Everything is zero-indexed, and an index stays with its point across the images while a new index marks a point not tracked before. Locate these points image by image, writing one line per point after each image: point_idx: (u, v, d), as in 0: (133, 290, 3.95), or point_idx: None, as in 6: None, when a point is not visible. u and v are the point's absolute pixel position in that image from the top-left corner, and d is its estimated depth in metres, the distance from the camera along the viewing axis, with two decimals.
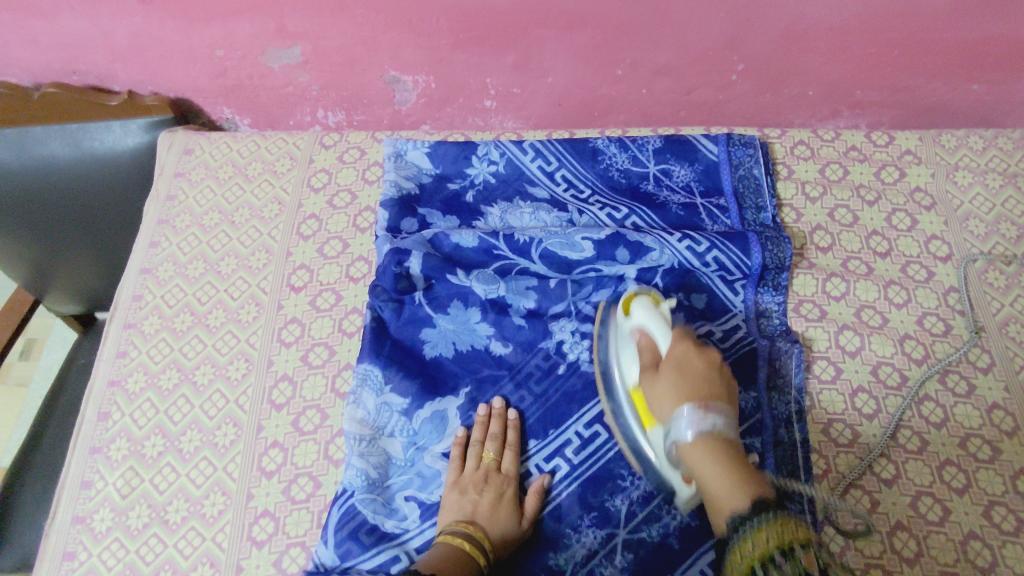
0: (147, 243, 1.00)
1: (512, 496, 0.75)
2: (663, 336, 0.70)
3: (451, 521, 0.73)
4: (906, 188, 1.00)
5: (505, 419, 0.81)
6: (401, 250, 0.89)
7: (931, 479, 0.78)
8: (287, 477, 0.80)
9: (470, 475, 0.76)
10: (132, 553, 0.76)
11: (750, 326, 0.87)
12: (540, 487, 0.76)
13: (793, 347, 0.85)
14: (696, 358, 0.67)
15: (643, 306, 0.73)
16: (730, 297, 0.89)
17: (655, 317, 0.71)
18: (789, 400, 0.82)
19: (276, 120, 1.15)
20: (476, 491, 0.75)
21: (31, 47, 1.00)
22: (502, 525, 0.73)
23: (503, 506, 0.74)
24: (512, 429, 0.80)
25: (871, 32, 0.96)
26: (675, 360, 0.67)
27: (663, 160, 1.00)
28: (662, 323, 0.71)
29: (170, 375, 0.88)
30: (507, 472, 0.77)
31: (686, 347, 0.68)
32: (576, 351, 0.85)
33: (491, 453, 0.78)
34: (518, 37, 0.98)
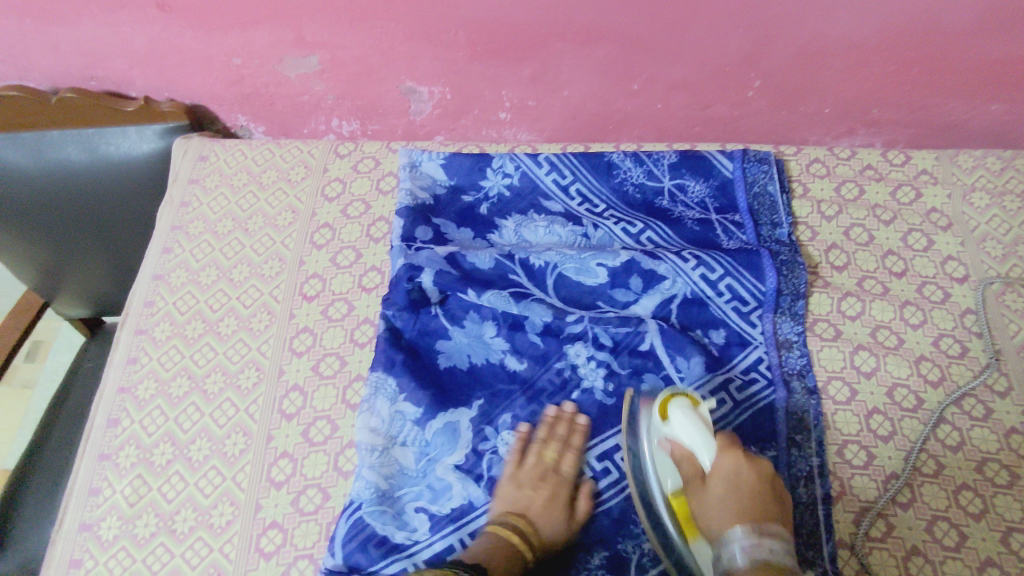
0: (160, 249, 0.99)
1: (565, 496, 0.75)
2: (706, 447, 0.68)
3: (504, 513, 0.73)
4: (922, 208, 1.00)
5: (574, 421, 0.80)
6: (416, 264, 0.89)
7: (947, 504, 0.77)
8: (296, 488, 0.79)
9: (529, 473, 0.76)
10: (138, 562, 0.76)
11: (771, 358, 0.85)
12: (591, 490, 0.76)
13: (809, 400, 0.83)
14: (747, 471, 0.66)
15: (682, 411, 0.70)
16: (748, 330, 0.87)
17: (698, 424, 0.70)
18: (810, 457, 0.79)
19: (290, 128, 1.15)
20: (532, 489, 0.75)
21: (51, 54, 1.01)
22: (554, 527, 0.73)
23: (556, 506, 0.74)
24: (581, 433, 0.79)
25: (889, 50, 0.96)
26: (727, 476, 0.66)
27: (678, 175, 1.00)
28: (704, 432, 0.69)
29: (181, 383, 0.87)
30: (566, 473, 0.76)
31: (733, 456, 0.67)
32: (592, 378, 0.83)
33: (552, 451, 0.77)
34: (536, 49, 0.98)
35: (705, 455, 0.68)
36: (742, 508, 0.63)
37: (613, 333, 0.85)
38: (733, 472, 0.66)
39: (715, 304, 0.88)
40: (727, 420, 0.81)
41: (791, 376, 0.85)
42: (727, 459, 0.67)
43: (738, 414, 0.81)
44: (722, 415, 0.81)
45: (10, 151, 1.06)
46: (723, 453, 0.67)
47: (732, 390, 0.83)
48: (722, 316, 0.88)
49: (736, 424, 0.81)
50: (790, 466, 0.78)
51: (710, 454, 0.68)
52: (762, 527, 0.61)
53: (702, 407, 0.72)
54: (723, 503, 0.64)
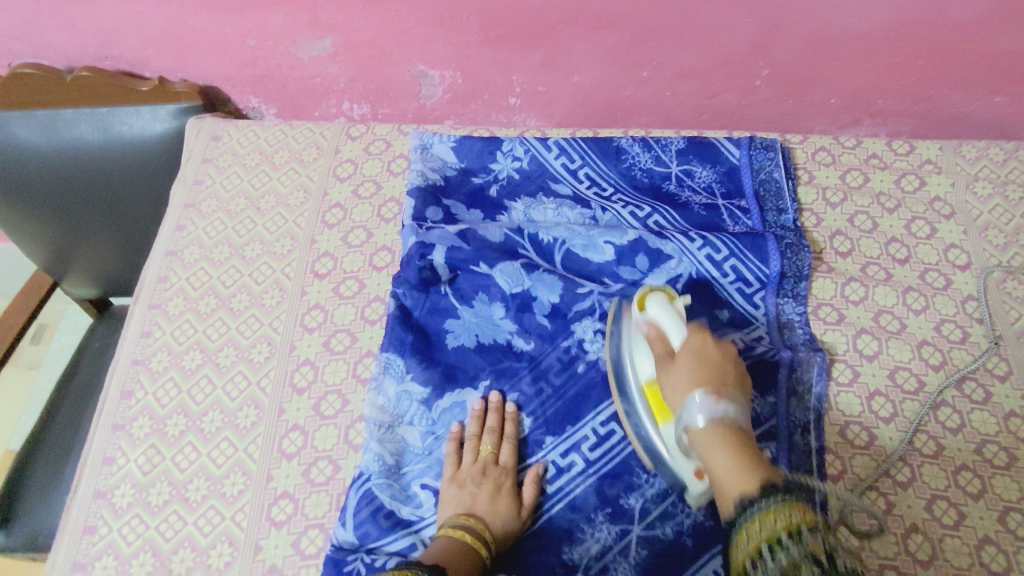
0: (173, 226, 1.01)
1: (510, 487, 0.76)
2: (677, 330, 0.71)
3: (451, 514, 0.73)
4: (926, 197, 1.01)
5: (503, 412, 0.81)
6: (428, 243, 0.90)
7: (947, 484, 0.78)
8: (307, 459, 0.80)
9: (468, 469, 0.77)
10: (151, 529, 0.77)
11: (774, 337, 0.87)
12: (536, 476, 0.77)
13: (815, 355, 0.85)
14: (711, 346, 0.67)
15: (658, 301, 0.74)
16: (752, 311, 0.89)
17: (674, 315, 0.72)
18: (809, 409, 0.82)
19: (301, 110, 1.17)
20: (475, 485, 0.75)
21: (67, 32, 1.02)
22: (503, 517, 0.73)
23: (501, 498, 0.74)
24: (511, 423, 0.80)
25: (897, 40, 0.97)
26: (692, 354, 0.67)
27: (686, 161, 1.01)
28: (678, 321, 0.72)
29: (193, 356, 0.88)
30: (505, 464, 0.77)
31: (702, 338, 0.68)
32: (597, 349, 0.85)
33: (489, 445, 0.78)
34: (547, 35, 0.99)
35: (675, 342, 0.70)
36: (701, 379, 0.64)
37: None
38: (699, 353, 0.67)
39: (721, 284, 0.90)
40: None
41: (794, 346, 0.86)
42: (694, 340, 0.68)
43: (740, 364, 0.84)
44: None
45: (24, 128, 1.08)
46: (694, 337, 0.69)
47: (735, 353, 0.85)
48: (725, 295, 0.90)
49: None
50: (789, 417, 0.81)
51: (681, 336, 0.70)
52: (721, 391, 0.62)
53: (677, 301, 0.75)
54: (687, 370, 0.65)
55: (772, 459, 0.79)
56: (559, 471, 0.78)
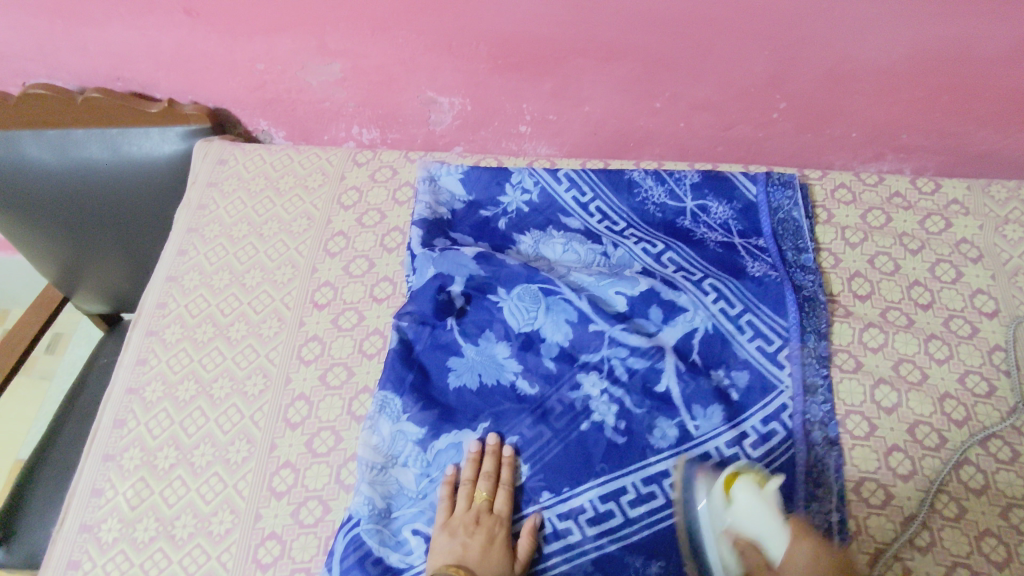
0: (175, 251, 1.00)
1: (503, 537, 0.73)
2: (779, 540, 0.63)
3: (441, 565, 0.69)
4: (952, 239, 0.96)
5: (500, 456, 0.78)
6: (446, 273, 0.89)
7: (969, 550, 0.73)
8: (297, 499, 0.78)
9: (460, 516, 0.74)
10: (136, 566, 0.75)
11: (796, 404, 0.81)
12: (532, 527, 0.73)
13: (831, 452, 0.79)
14: (821, 565, 0.61)
15: (748, 493, 0.65)
16: (773, 370, 0.83)
17: (770, 516, 0.64)
18: (829, 511, 0.75)
19: (311, 134, 1.15)
20: (467, 534, 0.72)
21: (80, 54, 1.02)
22: (494, 569, 0.70)
23: (494, 549, 0.71)
24: (507, 467, 0.77)
25: (923, 76, 0.93)
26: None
27: (701, 196, 0.98)
28: (770, 515, 0.64)
29: (188, 386, 0.87)
30: (500, 512, 0.74)
31: (808, 550, 0.61)
32: (601, 412, 0.80)
33: (483, 492, 0.75)
34: (559, 64, 0.97)
35: (774, 547, 0.63)
36: None
37: (628, 364, 0.83)
38: (807, 569, 0.60)
39: (738, 341, 0.86)
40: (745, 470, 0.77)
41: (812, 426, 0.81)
42: (802, 549, 0.61)
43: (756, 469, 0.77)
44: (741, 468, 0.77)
45: (36, 148, 1.08)
46: (799, 546, 0.62)
47: (747, 445, 0.79)
48: (746, 355, 0.85)
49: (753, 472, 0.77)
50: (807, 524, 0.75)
51: (779, 552, 0.62)
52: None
53: (770, 485, 0.66)
54: None
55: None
56: (556, 533, 0.74)
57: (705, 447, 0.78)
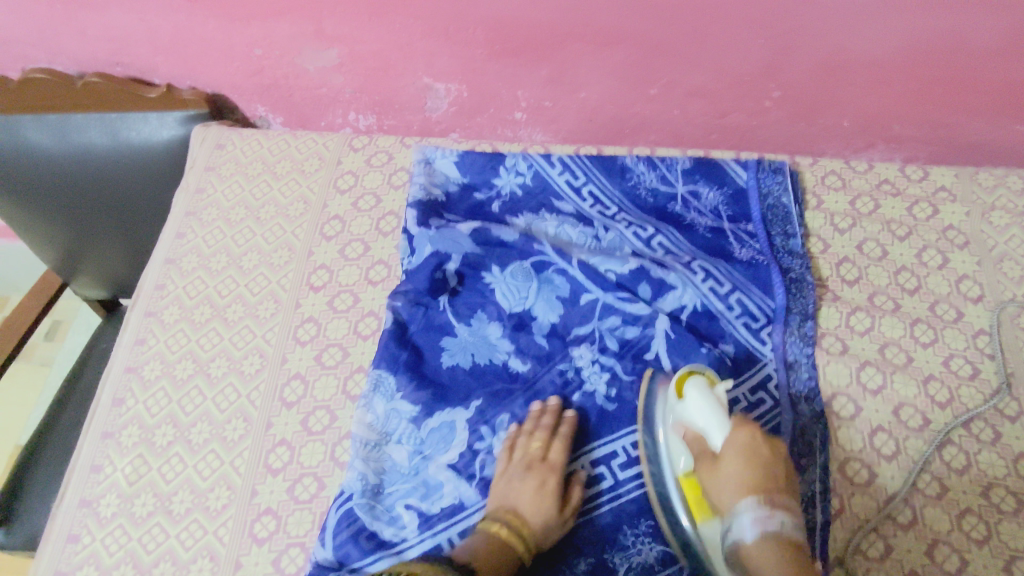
0: (173, 234, 1.01)
1: (555, 487, 0.74)
2: (721, 426, 0.66)
3: (495, 509, 0.73)
4: (939, 225, 0.98)
5: (561, 415, 0.79)
6: (444, 251, 0.90)
7: (950, 527, 0.75)
8: (292, 475, 0.80)
9: (516, 465, 0.76)
10: (134, 540, 0.77)
11: (781, 377, 0.84)
12: (581, 479, 0.76)
13: (818, 424, 0.81)
14: (763, 446, 0.64)
15: (697, 389, 0.69)
16: (758, 346, 0.86)
17: (713, 404, 0.68)
18: (812, 481, 0.77)
19: (308, 120, 1.16)
20: (520, 481, 0.74)
21: (79, 38, 1.03)
22: (545, 516, 0.72)
23: (546, 497, 0.72)
24: (568, 424, 0.78)
25: (913, 65, 0.94)
26: (742, 450, 0.63)
27: (692, 182, 0.99)
28: (719, 412, 0.67)
29: (185, 366, 0.88)
30: (554, 462, 0.75)
31: (749, 431, 0.65)
32: (595, 383, 0.82)
33: (538, 444, 0.76)
34: (553, 51, 0.98)
35: (717, 434, 0.66)
36: (750, 484, 0.61)
37: (619, 337, 0.85)
38: (745, 448, 0.63)
39: (726, 319, 0.87)
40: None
41: (797, 400, 0.83)
42: (742, 432, 0.65)
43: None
44: None
45: (35, 132, 1.09)
46: (737, 431, 0.65)
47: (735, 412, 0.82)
48: (734, 333, 0.87)
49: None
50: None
51: (722, 434, 0.66)
52: (772, 500, 0.59)
53: (719, 386, 0.70)
54: (735, 482, 0.62)
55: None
56: None
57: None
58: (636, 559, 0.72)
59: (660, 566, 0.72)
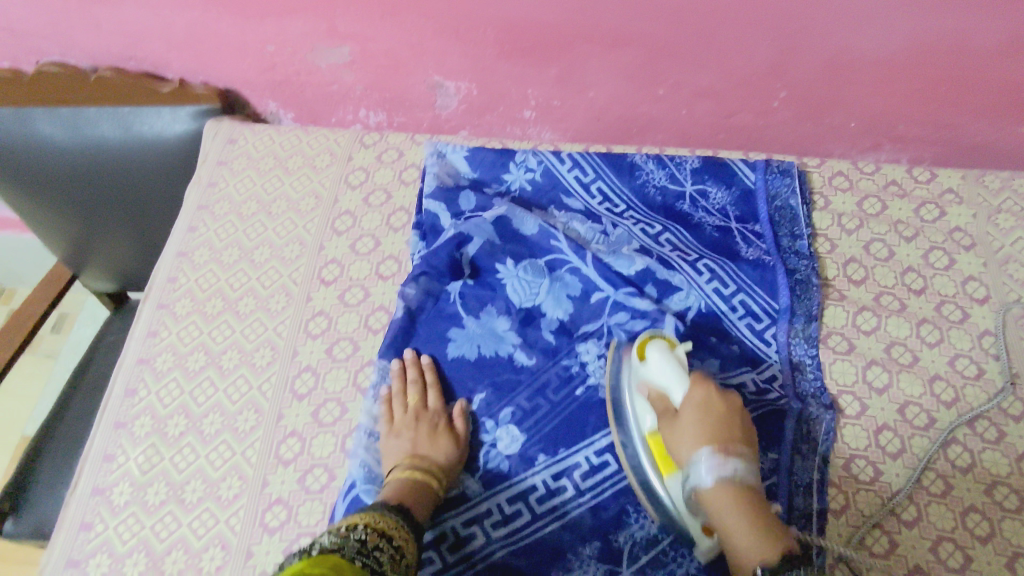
0: (185, 227, 1.02)
1: (445, 423, 0.79)
2: (680, 382, 0.70)
3: (394, 462, 0.75)
4: (946, 227, 0.98)
5: (420, 365, 0.84)
6: (465, 234, 0.92)
7: (954, 525, 0.76)
8: (303, 466, 0.81)
9: (401, 420, 0.79)
10: (147, 529, 0.78)
11: (784, 376, 0.84)
12: (539, 453, 0.77)
13: (825, 413, 0.82)
14: (718, 399, 0.68)
15: (658, 352, 0.73)
16: (761, 347, 0.87)
17: (675, 365, 0.72)
18: (812, 468, 0.78)
19: (319, 116, 1.17)
20: (409, 429, 0.78)
21: (93, 33, 1.04)
22: (443, 452, 0.76)
23: (439, 436, 0.77)
24: (431, 370, 0.83)
25: (919, 65, 0.95)
26: (699, 404, 0.68)
27: (701, 181, 1.00)
28: (678, 371, 0.72)
29: (197, 358, 0.89)
30: (435, 407, 0.80)
31: (705, 387, 0.69)
32: (598, 378, 0.83)
33: (413, 395, 0.81)
34: (563, 50, 0.99)
35: (677, 390, 0.70)
36: (708, 432, 0.65)
37: (626, 336, 0.86)
38: (700, 403, 0.68)
39: (730, 320, 0.89)
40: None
41: (804, 396, 0.83)
42: (699, 390, 0.69)
43: (747, 413, 0.81)
44: None
45: (48, 124, 1.09)
46: (695, 389, 0.69)
47: (742, 397, 0.83)
48: (737, 333, 0.88)
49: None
50: (792, 474, 0.77)
51: (684, 390, 0.70)
52: (727, 449, 0.63)
53: (677, 349, 0.75)
54: (695, 429, 0.66)
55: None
56: (549, 493, 0.77)
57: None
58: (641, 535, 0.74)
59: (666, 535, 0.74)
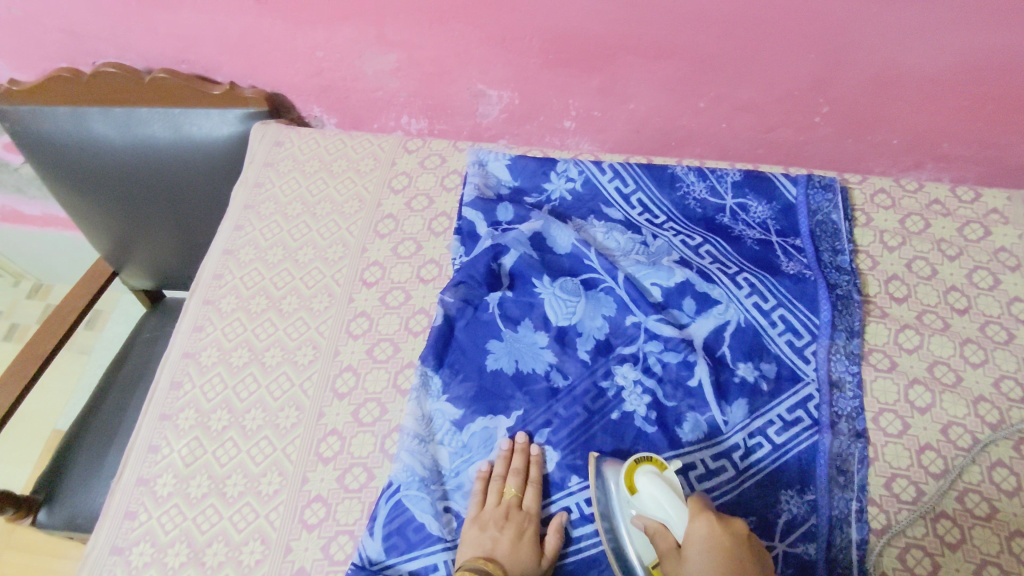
0: (231, 226, 1.04)
1: (532, 533, 0.74)
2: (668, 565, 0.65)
3: (471, 557, 0.71)
4: (990, 247, 0.97)
5: (528, 454, 0.80)
6: (501, 245, 0.93)
7: (998, 549, 0.74)
8: (342, 465, 0.82)
9: (491, 511, 0.75)
10: (188, 520, 0.79)
11: (821, 397, 0.84)
12: (560, 524, 0.75)
13: (856, 443, 0.81)
14: (722, 535, 0.61)
15: (650, 478, 0.69)
16: (800, 365, 0.86)
17: (665, 493, 0.67)
18: (851, 497, 0.78)
19: (361, 122, 1.19)
20: (497, 527, 0.73)
21: (150, 36, 1.07)
22: (523, 564, 0.71)
23: (523, 545, 0.72)
24: (535, 466, 0.79)
25: (966, 83, 0.94)
26: (702, 540, 0.61)
27: (741, 194, 1.00)
28: (675, 498, 0.67)
29: (241, 354, 0.91)
30: (529, 509, 0.76)
31: (705, 518, 0.63)
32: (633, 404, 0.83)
33: (513, 488, 0.76)
34: (608, 62, 1.00)
35: (677, 520, 0.65)
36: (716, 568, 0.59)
37: (662, 360, 0.86)
38: (705, 538, 0.61)
39: (769, 335, 0.88)
40: (771, 461, 0.80)
41: (840, 416, 0.83)
42: (700, 522, 0.62)
43: (782, 454, 0.80)
44: (768, 453, 0.80)
45: (103, 125, 1.13)
46: (696, 520, 0.63)
47: (773, 433, 0.82)
48: (776, 348, 0.87)
49: (779, 462, 0.80)
50: (828, 509, 0.77)
51: (677, 511, 0.66)
52: None
53: (668, 471, 0.70)
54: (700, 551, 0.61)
55: (809, 563, 0.74)
56: (584, 516, 0.77)
57: (731, 442, 0.81)
58: None
59: None
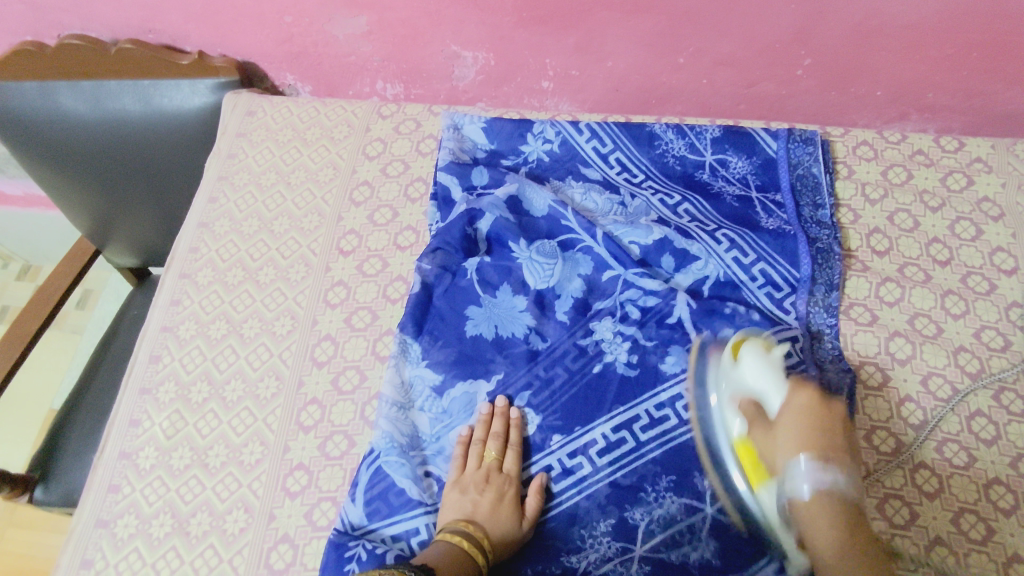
0: (206, 198, 1.03)
1: (513, 496, 0.74)
2: (777, 388, 0.69)
3: (451, 520, 0.71)
4: (973, 197, 0.96)
5: (507, 418, 0.79)
6: (477, 209, 0.92)
7: (976, 497, 0.75)
8: (323, 433, 0.82)
9: (471, 475, 0.75)
10: (172, 491, 0.79)
11: (806, 338, 0.82)
12: (541, 485, 0.75)
13: (845, 377, 0.80)
14: (819, 412, 0.66)
15: (753, 355, 0.72)
16: (780, 315, 0.86)
17: (768, 368, 0.70)
18: None
19: (335, 89, 1.17)
20: (477, 491, 0.74)
21: (113, 5, 1.04)
22: (503, 526, 0.71)
23: (504, 507, 0.72)
24: (515, 429, 0.78)
25: (949, 29, 0.92)
26: (800, 413, 0.66)
27: (721, 150, 0.98)
28: (774, 375, 0.70)
29: (219, 326, 0.90)
30: (509, 472, 0.76)
31: (808, 396, 0.67)
32: (614, 352, 0.83)
33: (492, 452, 0.77)
34: (582, 18, 0.98)
35: (774, 398, 0.69)
36: (810, 444, 0.64)
37: (641, 306, 0.86)
38: (803, 412, 0.66)
39: (749, 289, 0.87)
40: None
41: (822, 364, 0.82)
42: (801, 396, 0.67)
43: None
44: None
45: (71, 99, 1.11)
46: (797, 394, 0.68)
47: None
48: (756, 300, 0.87)
49: None
50: None
51: (782, 397, 0.68)
52: (828, 459, 0.63)
53: (774, 350, 0.72)
54: (796, 437, 0.65)
55: None
56: (565, 472, 0.77)
57: None
58: (657, 513, 0.73)
59: (682, 517, 0.73)
